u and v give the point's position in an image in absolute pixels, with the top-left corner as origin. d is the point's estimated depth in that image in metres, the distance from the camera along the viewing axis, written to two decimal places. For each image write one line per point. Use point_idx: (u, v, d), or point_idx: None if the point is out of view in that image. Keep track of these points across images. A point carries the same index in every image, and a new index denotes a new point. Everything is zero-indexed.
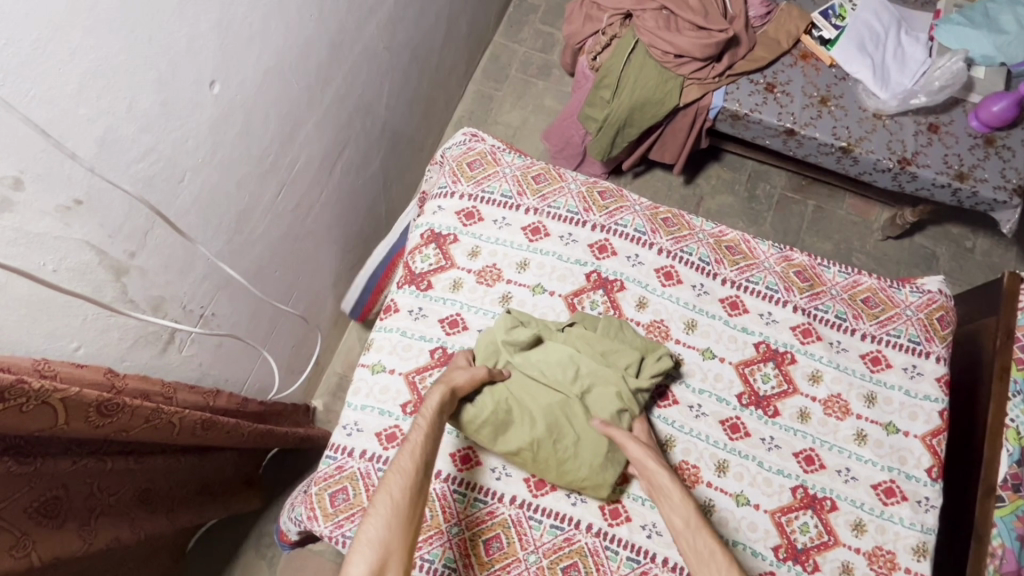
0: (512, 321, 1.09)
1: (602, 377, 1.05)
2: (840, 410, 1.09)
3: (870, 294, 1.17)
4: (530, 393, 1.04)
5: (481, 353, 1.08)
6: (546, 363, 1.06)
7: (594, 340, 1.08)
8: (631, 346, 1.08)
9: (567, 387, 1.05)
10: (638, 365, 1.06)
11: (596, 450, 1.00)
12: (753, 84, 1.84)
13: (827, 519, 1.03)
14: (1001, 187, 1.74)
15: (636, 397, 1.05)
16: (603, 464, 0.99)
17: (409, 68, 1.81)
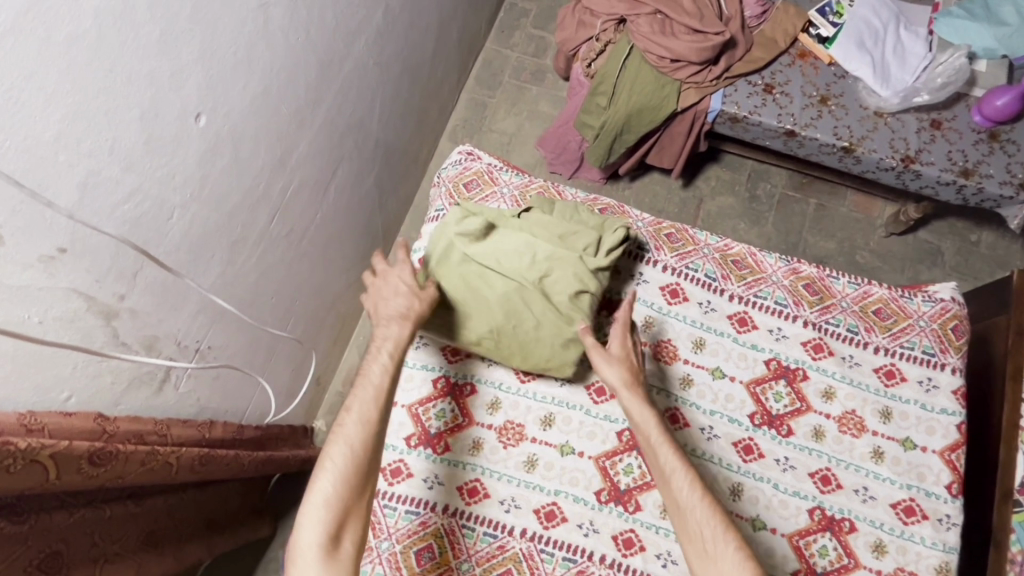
0: (466, 214, 1.10)
1: (558, 259, 1.06)
2: (856, 427, 1.06)
3: (882, 306, 1.14)
4: (486, 280, 1.06)
5: (435, 250, 1.09)
6: (500, 251, 1.07)
7: (548, 225, 1.10)
8: (589, 228, 1.10)
9: (523, 272, 1.06)
10: (596, 245, 1.08)
11: (555, 333, 1.04)
12: (751, 85, 1.81)
13: (846, 541, 1.00)
14: (1006, 182, 1.71)
15: (595, 276, 1.07)
16: (563, 345, 1.05)
17: (401, 81, 1.78)
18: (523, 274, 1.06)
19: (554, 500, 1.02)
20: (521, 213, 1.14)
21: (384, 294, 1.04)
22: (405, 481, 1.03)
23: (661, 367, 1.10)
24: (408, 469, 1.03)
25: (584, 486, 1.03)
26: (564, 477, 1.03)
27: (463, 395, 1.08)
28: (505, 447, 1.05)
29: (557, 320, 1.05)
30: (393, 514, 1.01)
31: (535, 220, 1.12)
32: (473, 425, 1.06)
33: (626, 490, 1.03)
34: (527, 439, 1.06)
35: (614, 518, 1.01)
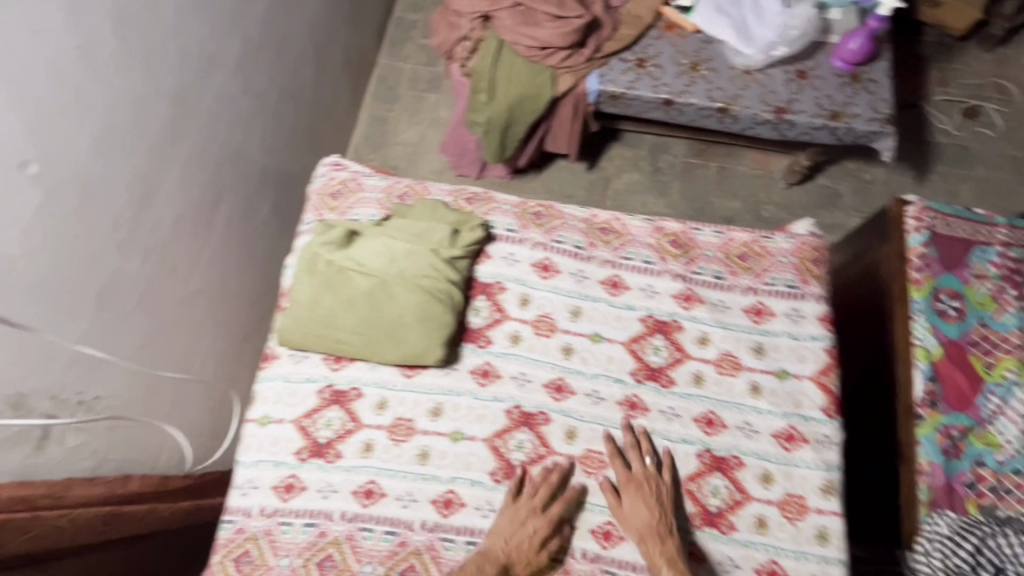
0: (329, 229, 1.13)
1: (417, 253, 1.09)
2: (733, 366, 1.10)
3: (745, 249, 1.17)
4: (348, 283, 1.07)
5: (302, 263, 1.11)
6: (361, 255, 1.09)
7: (407, 226, 1.13)
8: (445, 222, 1.14)
9: (384, 271, 1.08)
10: (452, 237, 1.12)
11: (419, 321, 1.05)
12: (624, 62, 1.85)
13: (735, 477, 1.04)
14: (873, 118, 1.81)
15: (453, 264, 1.10)
16: (428, 329, 1.05)
17: (280, 108, 1.78)
18: (384, 272, 1.08)
19: (451, 488, 1.03)
20: (381, 221, 1.16)
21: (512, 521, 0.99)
22: (298, 495, 1.02)
23: (542, 341, 1.12)
24: (301, 483, 1.03)
25: (478, 469, 1.04)
26: (458, 463, 1.05)
27: (349, 401, 1.08)
28: (397, 444, 1.05)
29: (424, 304, 1.06)
30: (290, 530, 1.00)
31: (395, 223, 1.14)
32: (363, 427, 1.06)
33: (520, 466, 1.05)
34: (418, 432, 1.06)
35: (511, 494, 1.03)
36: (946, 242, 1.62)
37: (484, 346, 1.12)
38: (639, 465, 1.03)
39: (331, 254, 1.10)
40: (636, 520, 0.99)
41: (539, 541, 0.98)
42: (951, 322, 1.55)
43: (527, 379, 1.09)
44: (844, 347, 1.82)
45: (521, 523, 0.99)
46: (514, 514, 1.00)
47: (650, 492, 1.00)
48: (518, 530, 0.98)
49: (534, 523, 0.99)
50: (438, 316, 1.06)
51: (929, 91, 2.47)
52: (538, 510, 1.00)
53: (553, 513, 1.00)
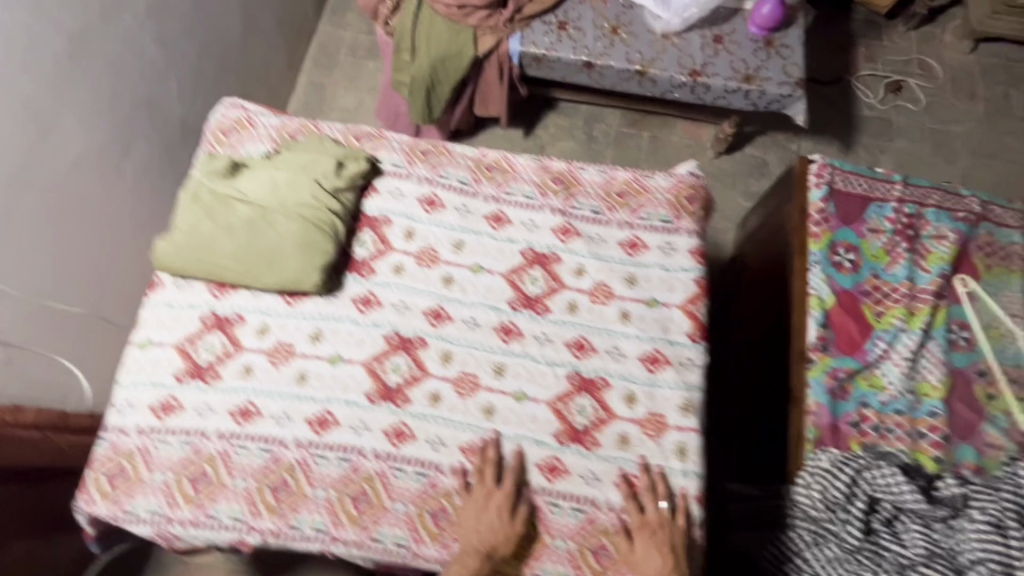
0: (215, 160, 1.15)
1: (299, 184, 1.12)
2: (605, 295, 1.14)
3: (624, 187, 1.22)
4: (229, 210, 1.10)
5: (186, 193, 1.13)
6: (245, 185, 1.12)
7: (292, 158, 1.16)
8: (331, 156, 1.17)
9: (266, 199, 1.11)
10: (336, 170, 1.15)
11: (297, 247, 1.08)
12: (546, 24, 1.89)
13: (602, 397, 1.08)
14: (784, 83, 1.86)
15: (336, 195, 1.13)
16: (307, 255, 1.08)
17: (202, 64, 1.79)
18: (266, 200, 1.11)
19: (326, 408, 1.06)
20: (270, 155, 1.19)
21: (487, 527, 0.98)
22: (176, 414, 1.05)
23: (423, 272, 1.15)
24: (178, 403, 1.06)
25: (355, 390, 1.07)
26: (334, 384, 1.08)
27: (232, 326, 1.11)
28: (276, 366, 1.08)
29: (304, 232, 1.09)
30: (165, 446, 1.03)
31: (283, 156, 1.17)
32: (243, 351, 1.09)
33: (395, 387, 1.08)
34: (297, 355, 1.09)
35: (385, 414, 1.06)
36: (844, 199, 1.68)
37: (367, 276, 1.15)
38: (653, 509, 1.00)
39: (216, 184, 1.13)
40: (651, 568, 0.96)
41: (505, 515, 0.99)
42: (846, 273, 1.62)
43: (407, 306, 1.13)
44: (751, 313, 1.89)
45: (483, 510, 0.99)
46: (475, 505, 1.00)
47: (664, 539, 0.98)
48: (480, 516, 0.99)
49: (496, 501, 1.00)
50: (317, 243, 1.09)
51: (856, 66, 2.54)
52: (495, 488, 1.01)
53: (509, 486, 1.01)
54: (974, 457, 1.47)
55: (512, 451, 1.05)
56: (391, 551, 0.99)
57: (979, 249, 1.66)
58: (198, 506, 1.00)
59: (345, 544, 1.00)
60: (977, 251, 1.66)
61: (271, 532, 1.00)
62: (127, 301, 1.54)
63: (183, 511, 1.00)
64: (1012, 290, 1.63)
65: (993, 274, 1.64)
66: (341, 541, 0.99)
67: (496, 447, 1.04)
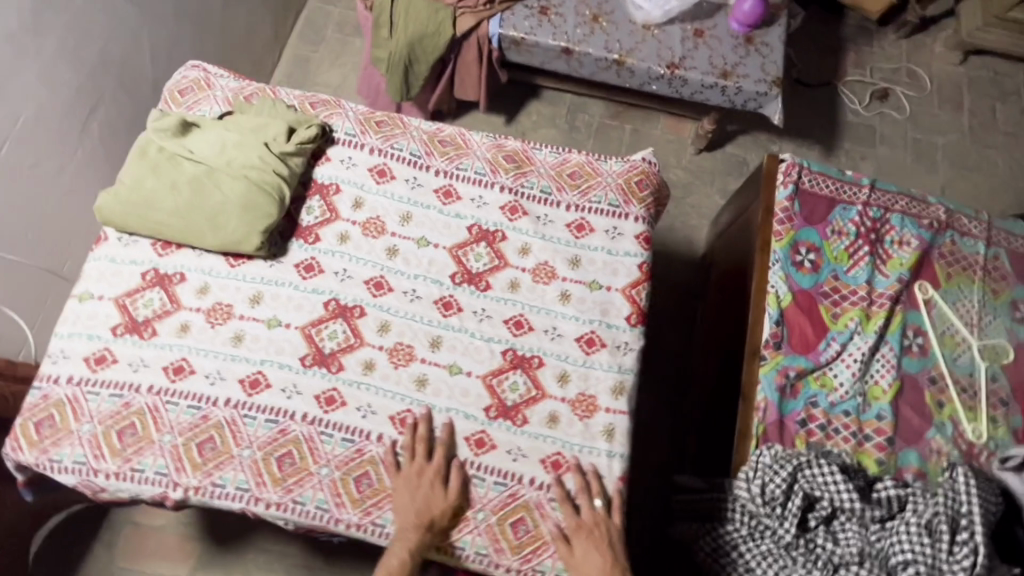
0: (166, 118, 1.15)
1: (248, 146, 1.12)
2: (547, 275, 1.14)
3: (576, 169, 1.22)
4: (175, 168, 1.10)
5: (134, 148, 1.12)
6: (193, 144, 1.12)
7: (244, 121, 1.16)
8: (282, 121, 1.17)
9: (213, 159, 1.11)
10: (287, 135, 1.15)
11: (240, 209, 1.08)
12: (527, 8, 1.88)
13: (534, 375, 1.09)
14: (761, 80, 1.86)
15: (284, 160, 1.13)
16: (249, 217, 1.08)
17: (179, 27, 1.78)
18: (213, 160, 1.11)
19: (259, 369, 1.07)
20: (223, 117, 1.18)
21: (425, 503, 0.99)
22: (109, 367, 1.05)
23: (368, 242, 1.15)
24: (112, 356, 1.06)
25: (289, 354, 1.08)
26: (270, 347, 1.08)
27: (172, 284, 1.11)
28: (213, 326, 1.09)
29: (248, 193, 1.09)
30: (96, 398, 1.03)
31: (235, 118, 1.17)
32: (181, 309, 1.09)
33: (330, 353, 1.08)
34: (235, 317, 1.10)
35: (317, 379, 1.07)
36: (810, 199, 1.68)
37: (312, 243, 1.15)
38: (589, 510, 1.01)
39: (164, 140, 1.12)
40: (589, 567, 0.97)
41: (438, 488, 1.01)
42: (806, 273, 1.62)
43: (349, 275, 1.13)
44: (715, 312, 1.89)
45: (417, 488, 1.00)
46: (407, 482, 1.00)
47: (601, 537, 0.99)
48: (412, 491, 1.00)
49: (430, 473, 1.01)
50: (260, 206, 1.09)
51: (845, 71, 2.53)
52: (426, 464, 1.01)
53: (438, 461, 1.02)
54: (918, 461, 1.47)
55: (443, 424, 1.05)
56: (311, 513, 1.00)
57: (941, 257, 1.67)
58: (123, 459, 1.01)
59: (267, 504, 1.00)
60: (939, 258, 1.66)
61: (194, 488, 1.00)
62: (79, 258, 1.54)
63: (108, 462, 1.01)
64: (970, 299, 1.64)
65: (952, 283, 1.64)
66: (263, 501, 1.00)
67: (426, 424, 1.04)
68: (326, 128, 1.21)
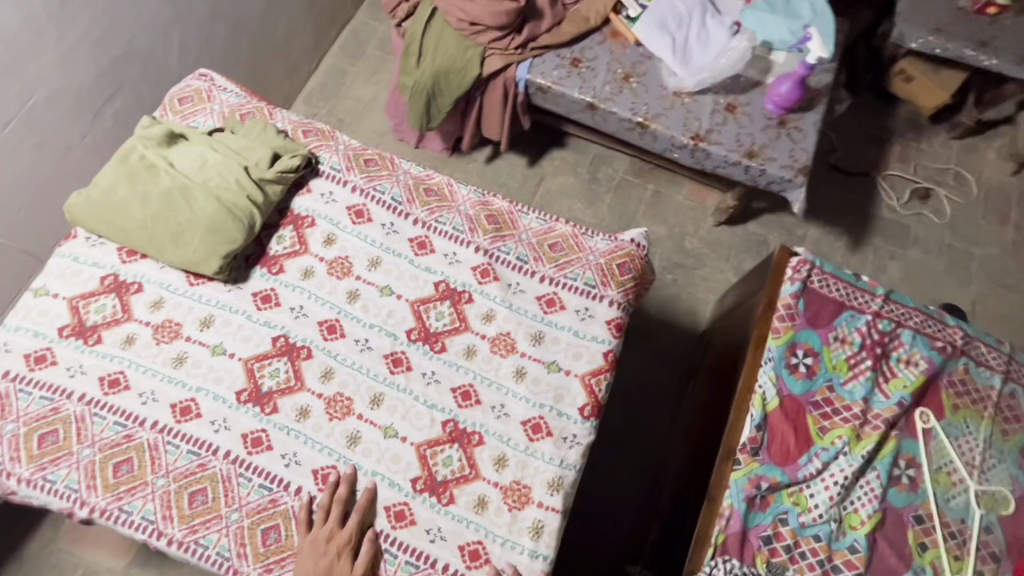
0: (157, 127, 1.15)
1: (227, 167, 1.11)
2: (506, 348, 1.09)
3: (559, 241, 1.18)
4: (151, 178, 1.09)
5: (119, 152, 1.12)
6: (176, 157, 1.11)
7: (231, 141, 1.15)
8: (268, 146, 1.15)
9: (191, 175, 1.10)
10: (269, 161, 1.13)
11: (205, 229, 1.06)
12: (559, 58, 1.86)
13: (471, 453, 1.04)
14: (788, 166, 1.78)
15: (261, 186, 1.11)
16: (212, 239, 1.06)
17: (212, 28, 1.80)
18: (190, 177, 1.10)
19: (193, 397, 1.03)
20: (213, 133, 1.18)
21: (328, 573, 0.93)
22: (46, 367, 1.03)
23: (332, 282, 1.12)
24: (52, 357, 1.04)
25: (226, 385, 1.04)
26: (209, 375, 1.05)
27: (128, 292, 1.09)
28: (157, 343, 1.06)
29: (216, 216, 1.07)
30: (26, 398, 1.01)
31: (223, 136, 1.16)
32: (131, 320, 1.07)
33: (267, 393, 1.04)
34: (182, 337, 1.07)
35: (248, 417, 1.03)
36: (817, 299, 1.59)
37: (274, 273, 1.12)
38: None
39: (148, 148, 1.12)
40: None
41: (344, 559, 0.94)
42: (799, 378, 1.52)
43: (304, 313, 1.10)
44: (702, 401, 1.80)
45: (322, 555, 0.95)
46: (314, 546, 0.96)
47: None
48: (316, 557, 0.95)
49: (339, 541, 0.95)
50: (226, 229, 1.07)
51: (887, 163, 2.42)
52: (336, 533, 0.96)
53: (350, 529, 0.97)
54: None
55: (366, 487, 1.01)
56: (211, 559, 0.95)
57: (950, 385, 1.55)
58: (37, 466, 0.98)
59: (168, 540, 0.96)
60: (948, 386, 1.54)
61: (99, 510, 0.97)
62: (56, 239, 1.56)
63: (22, 467, 0.98)
64: (976, 437, 1.51)
65: (958, 415, 1.52)
66: (165, 536, 0.96)
67: (347, 485, 1.00)
68: (313, 158, 1.19)
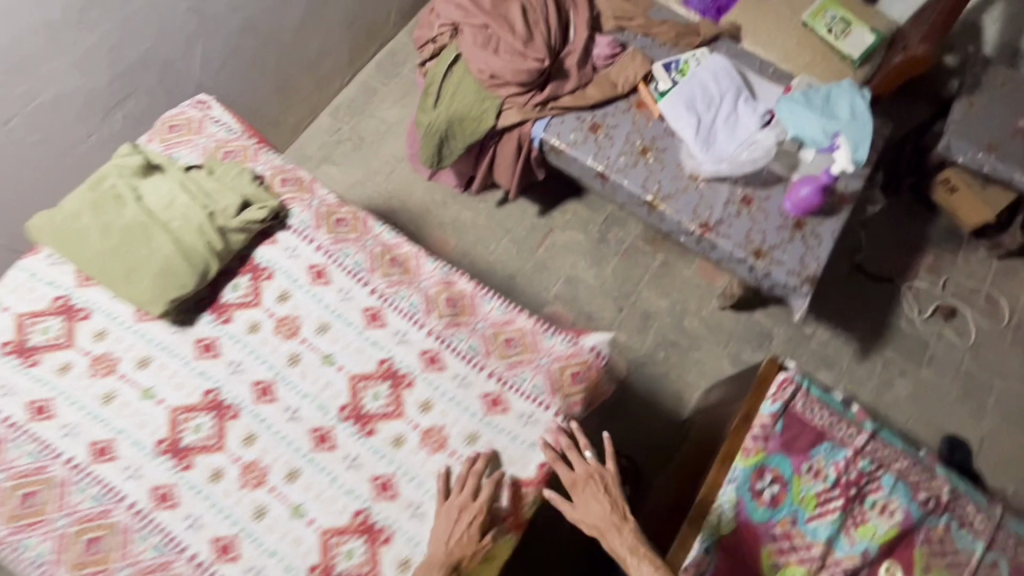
0: (136, 157, 1.25)
1: (193, 211, 1.19)
2: (437, 443, 1.15)
3: (516, 336, 1.25)
4: (120, 210, 1.18)
5: (98, 175, 1.23)
6: (147, 191, 1.21)
7: (204, 182, 1.23)
8: (238, 194, 1.23)
9: (157, 212, 1.19)
10: (235, 210, 1.21)
11: (158, 270, 1.15)
12: (579, 121, 1.80)
13: (376, 549, 1.09)
14: (795, 272, 1.68)
15: (222, 234, 1.19)
16: (163, 282, 1.14)
17: (242, 40, 1.82)
18: (156, 213, 1.19)
19: (112, 438, 1.14)
20: (190, 169, 1.27)
21: (453, 519, 1.08)
22: None
23: (276, 340, 1.21)
24: None
25: (147, 432, 1.14)
26: (134, 418, 1.15)
27: (76, 318, 1.21)
28: (92, 375, 1.18)
29: (171, 258, 1.15)
30: None
31: (197, 175, 1.25)
32: (72, 347, 1.19)
33: (186, 447, 1.13)
34: (116, 373, 1.18)
35: (161, 470, 1.12)
36: (797, 423, 1.50)
37: (221, 322, 1.22)
38: (582, 466, 1.13)
39: (124, 178, 1.22)
40: (595, 509, 1.10)
41: (475, 525, 1.07)
42: (761, 505, 1.43)
43: (240, 369, 1.19)
44: (665, 499, 1.73)
45: (455, 521, 1.08)
46: (447, 515, 1.09)
47: (596, 485, 1.12)
48: (450, 529, 1.07)
49: (467, 517, 1.08)
50: (177, 275, 1.15)
51: (915, 273, 2.28)
52: (462, 502, 1.09)
53: (483, 503, 1.09)
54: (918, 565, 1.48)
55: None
56: None
57: (926, 542, 1.43)
58: None
59: None
60: (923, 542, 1.43)
61: None
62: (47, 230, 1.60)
63: None
64: None
65: None
66: None
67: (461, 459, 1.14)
68: (283, 210, 1.29)
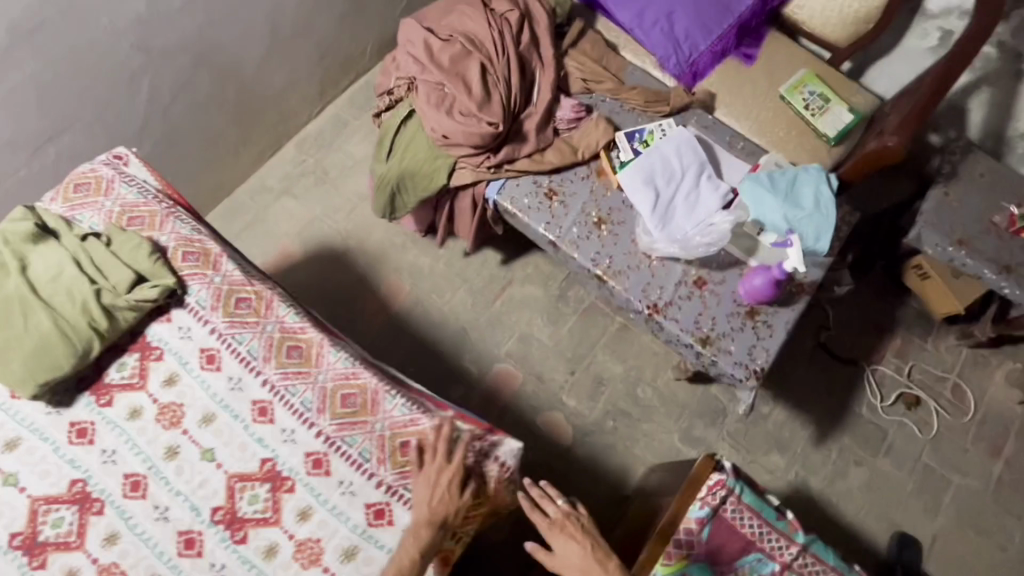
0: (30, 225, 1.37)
1: (80, 287, 1.31)
2: (311, 556, 1.25)
3: (411, 441, 1.32)
4: (8, 281, 1.31)
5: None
6: (39, 263, 1.33)
7: (96, 255, 1.35)
8: (129, 270, 1.34)
9: (46, 284, 1.32)
10: (123, 288, 1.33)
11: (38, 345, 1.27)
12: (535, 185, 1.75)
13: None
14: (742, 364, 1.62)
15: (107, 312, 1.31)
16: (41, 357, 1.26)
17: (194, 77, 1.81)
18: (43, 286, 1.32)
19: None
20: (86, 237, 1.38)
21: (433, 479, 1.25)
22: None
23: (156, 428, 1.32)
24: None
25: (6, 523, 1.27)
26: None
27: None
28: None
29: (51, 335, 1.27)
30: None
31: (91, 246, 1.36)
32: None
33: (42, 543, 1.26)
34: None
35: (13, 565, 1.25)
36: (724, 530, 1.43)
37: (100, 406, 1.34)
38: (554, 512, 1.32)
39: (16, 246, 1.34)
40: (572, 556, 1.28)
41: (452, 490, 1.25)
42: None
43: (113, 460, 1.30)
44: None
45: (436, 484, 1.25)
46: (427, 479, 1.26)
47: (573, 525, 1.31)
48: (434, 491, 1.25)
49: (445, 476, 1.25)
50: (54, 352, 1.27)
51: (881, 357, 2.21)
52: (440, 465, 1.26)
53: (458, 463, 1.26)
54: None
55: None
56: None
57: None
58: None
59: None
60: None
61: None
62: None
63: None
64: None
65: None
66: None
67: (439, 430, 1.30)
68: (181, 286, 1.39)
